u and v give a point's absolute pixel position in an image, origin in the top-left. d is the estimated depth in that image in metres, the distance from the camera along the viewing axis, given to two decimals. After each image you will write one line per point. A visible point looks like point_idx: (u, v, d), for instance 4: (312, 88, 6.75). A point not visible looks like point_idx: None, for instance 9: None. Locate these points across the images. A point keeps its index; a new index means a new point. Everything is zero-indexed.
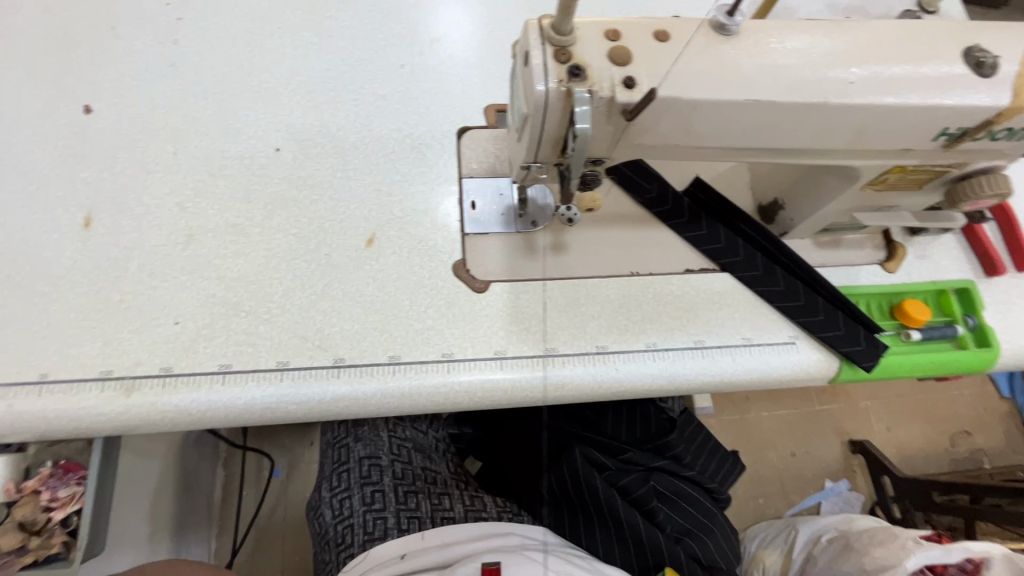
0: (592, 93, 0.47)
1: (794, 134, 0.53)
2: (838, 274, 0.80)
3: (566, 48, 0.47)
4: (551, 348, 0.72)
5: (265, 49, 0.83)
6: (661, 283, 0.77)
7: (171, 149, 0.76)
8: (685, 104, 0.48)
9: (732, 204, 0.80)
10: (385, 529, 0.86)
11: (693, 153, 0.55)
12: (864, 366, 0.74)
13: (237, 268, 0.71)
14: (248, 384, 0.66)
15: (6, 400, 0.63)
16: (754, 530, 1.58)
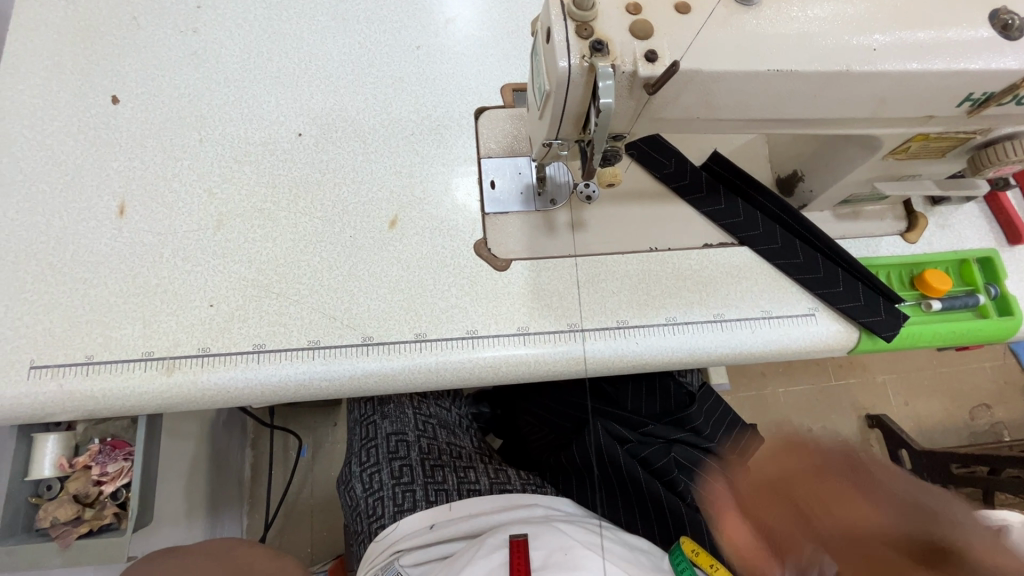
0: (615, 68, 0.47)
1: (815, 103, 0.53)
2: (858, 245, 0.80)
3: (588, 23, 0.48)
4: (573, 323, 0.73)
5: (282, 34, 0.84)
6: (680, 258, 0.78)
7: (197, 136, 0.78)
8: (706, 77, 0.48)
9: (751, 178, 0.80)
10: (414, 501, 0.89)
11: (714, 126, 0.56)
12: (884, 335, 0.74)
13: (267, 251, 0.73)
14: (282, 362, 0.69)
15: (56, 380, 0.66)
16: None
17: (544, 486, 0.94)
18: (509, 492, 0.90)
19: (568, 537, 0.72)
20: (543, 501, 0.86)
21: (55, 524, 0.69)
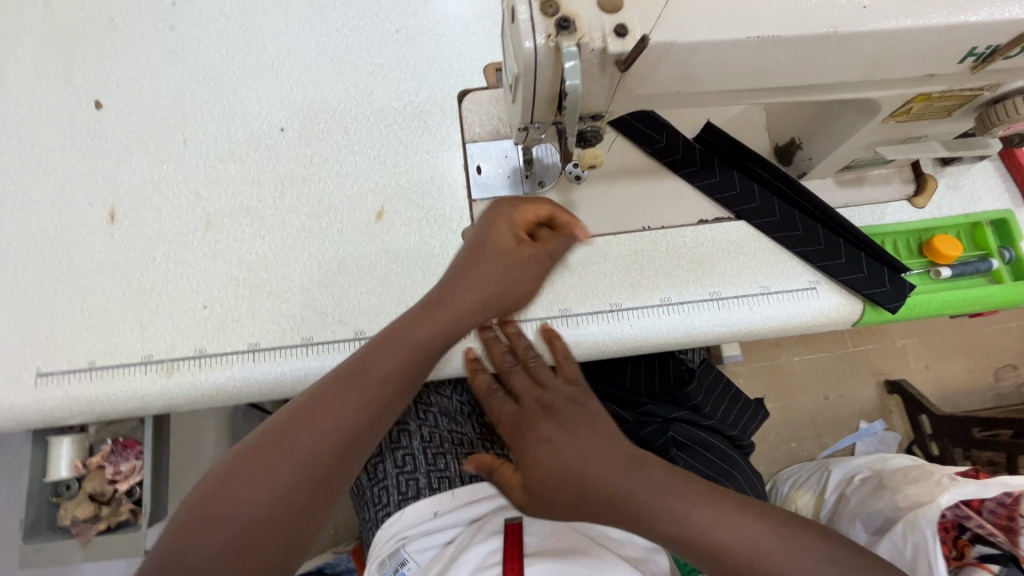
0: (582, 46, 0.45)
1: (803, 71, 0.50)
2: (863, 213, 0.77)
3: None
4: (564, 308, 0.73)
5: (258, 27, 0.82)
6: (674, 236, 0.76)
7: (181, 137, 0.77)
8: (682, 49, 0.46)
9: (746, 149, 0.77)
10: (417, 489, 0.94)
11: (695, 101, 0.53)
12: (888, 307, 0.72)
13: (256, 250, 0.73)
14: (277, 359, 0.70)
15: (62, 387, 0.68)
16: (786, 474, 1.62)
17: None
18: None
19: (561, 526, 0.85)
20: None
21: (76, 521, 0.73)
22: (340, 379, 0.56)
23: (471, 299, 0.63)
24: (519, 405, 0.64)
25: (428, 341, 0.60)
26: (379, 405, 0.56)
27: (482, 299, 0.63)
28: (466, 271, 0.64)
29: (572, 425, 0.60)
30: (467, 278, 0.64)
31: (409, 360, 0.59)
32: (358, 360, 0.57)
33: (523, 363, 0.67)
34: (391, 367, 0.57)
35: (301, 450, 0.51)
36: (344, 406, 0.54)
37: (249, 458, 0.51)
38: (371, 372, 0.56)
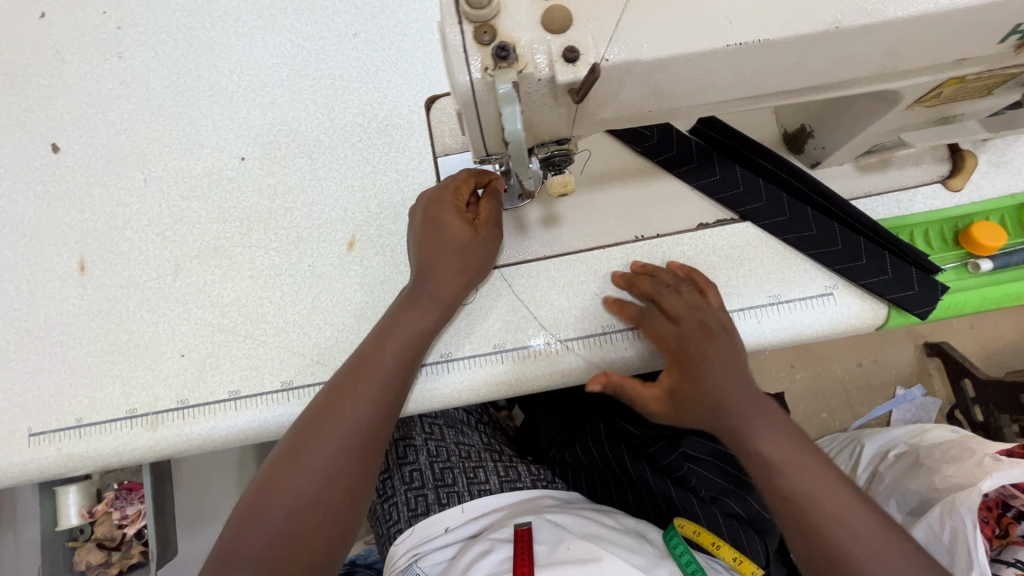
0: (526, 78, 0.38)
1: (802, 74, 0.42)
2: (888, 202, 0.68)
3: (489, 23, 0.38)
4: (552, 334, 0.67)
5: (209, 45, 0.76)
6: (670, 246, 0.69)
7: (142, 176, 0.74)
8: (646, 66, 0.38)
9: (749, 140, 0.69)
10: (427, 505, 0.90)
11: (675, 115, 0.45)
12: (916, 313, 0.64)
13: (227, 292, 0.70)
14: (259, 406, 0.68)
15: (53, 445, 0.68)
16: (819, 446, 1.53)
17: (553, 483, 0.93)
18: (518, 491, 0.91)
19: (568, 531, 0.79)
20: (551, 497, 0.89)
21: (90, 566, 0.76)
22: (335, 397, 0.62)
23: (427, 320, 0.65)
24: (679, 327, 0.60)
25: (401, 361, 0.64)
26: (370, 419, 0.62)
27: (442, 311, 0.65)
28: (427, 281, 0.65)
29: (728, 353, 0.59)
30: (428, 290, 0.64)
31: (392, 378, 0.63)
32: (343, 381, 0.63)
33: (675, 289, 0.63)
34: (375, 385, 0.63)
35: (328, 449, 0.61)
36: (343, 418, 0.62)
37: (288, 455, 0.61)
38: (358, 391, 0.62)
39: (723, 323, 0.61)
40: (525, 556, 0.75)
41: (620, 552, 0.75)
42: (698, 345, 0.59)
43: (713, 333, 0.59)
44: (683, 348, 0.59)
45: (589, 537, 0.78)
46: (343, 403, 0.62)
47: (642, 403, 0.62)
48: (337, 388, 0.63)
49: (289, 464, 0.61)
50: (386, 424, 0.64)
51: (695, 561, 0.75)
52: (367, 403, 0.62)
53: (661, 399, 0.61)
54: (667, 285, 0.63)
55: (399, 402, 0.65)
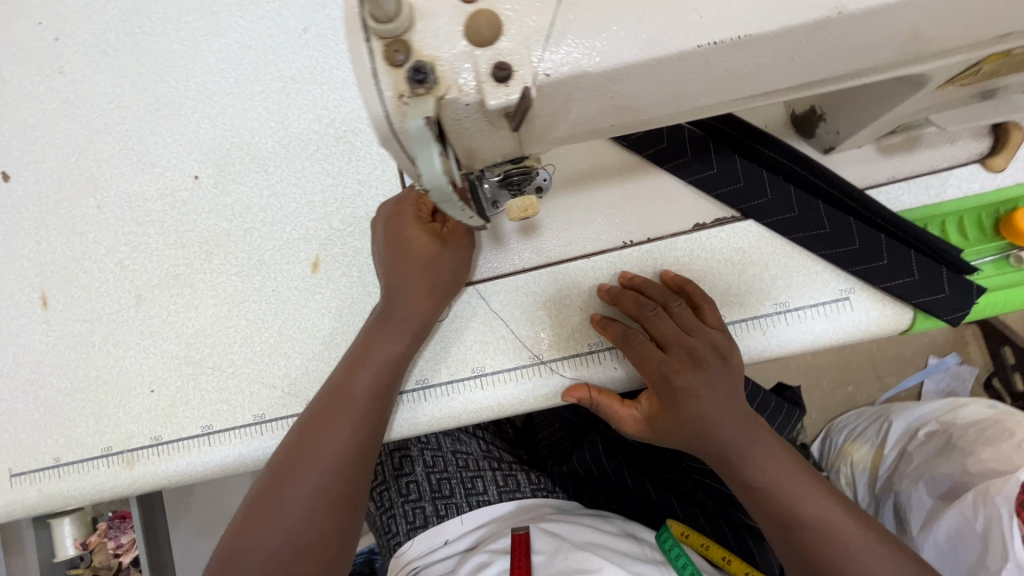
0: (450, 106, 0.31)
1: (799, 72, 0.34)
2: (914, 187, 0.59)
3: (402, 39, 0.31)
4: (535, 355, 0.62)
5: (150, 52, 0.70)
6: (662, 251, 0.61)
7: (95, 201, 0.69)
8: (600, 79, 0.31)
9: (750, 125, 0.60)
10: (425, 517, 0.88)
11: (645, 125, 0.38)
12: (945, 318, 0.56)
13: (192, 323, 0.67)
14: (233, 441, 0.65)
15: (36, 485, 0.67)
16: (841, 421, 1.34)
17: (554, 491, 0.90)
18: (519, 501, 0.88)
19: (565, 540, 0.76)
20: (553, 506, 0.86)
21: None
22: (306, 435, 0.57)
23: (399, 345, 0.58)
24: (665, 354, 0.55)
25: (375, 391, 0.57)
26: (350, 454, 0.57)
27: (418, 332, 0.58)
28: (394, 303, 0.58)
29: (719, 382, 0.54)
30: (399, 312, 0.58)
31: (369, 409, 0.57)
32: (315, 416, 0.57)
33: (662, 309, 0.57)
34: (352, 418, 0.57)
35: (304, 491, 0.56)
36: (319, 457, 0.56)
37: (262, 499, 0.56)
38: (333, 425, 0.57)
39: (717, 348, 0.55)
40: (523, 562, 0.73)
41: (621, 561, 0.71)
42: (683, 377, 0.54)
43: (702, 363, 0.55)
44: (670, 379, 0.54)
45: (587, 544, 0.74)
46: (318, 440, 0.56)
47: (617, 422, 0.59)
48: (310, 422, 0.57)
49: (264, 509, 0.56)
50: (368, 456, 0.59)
51: (690, 562, 0.71)
52: (345, 438, 0.57)
53: (638, 423, 0.58)
54: (655, 305, 0.57)
55: (379, 432, 0.59)
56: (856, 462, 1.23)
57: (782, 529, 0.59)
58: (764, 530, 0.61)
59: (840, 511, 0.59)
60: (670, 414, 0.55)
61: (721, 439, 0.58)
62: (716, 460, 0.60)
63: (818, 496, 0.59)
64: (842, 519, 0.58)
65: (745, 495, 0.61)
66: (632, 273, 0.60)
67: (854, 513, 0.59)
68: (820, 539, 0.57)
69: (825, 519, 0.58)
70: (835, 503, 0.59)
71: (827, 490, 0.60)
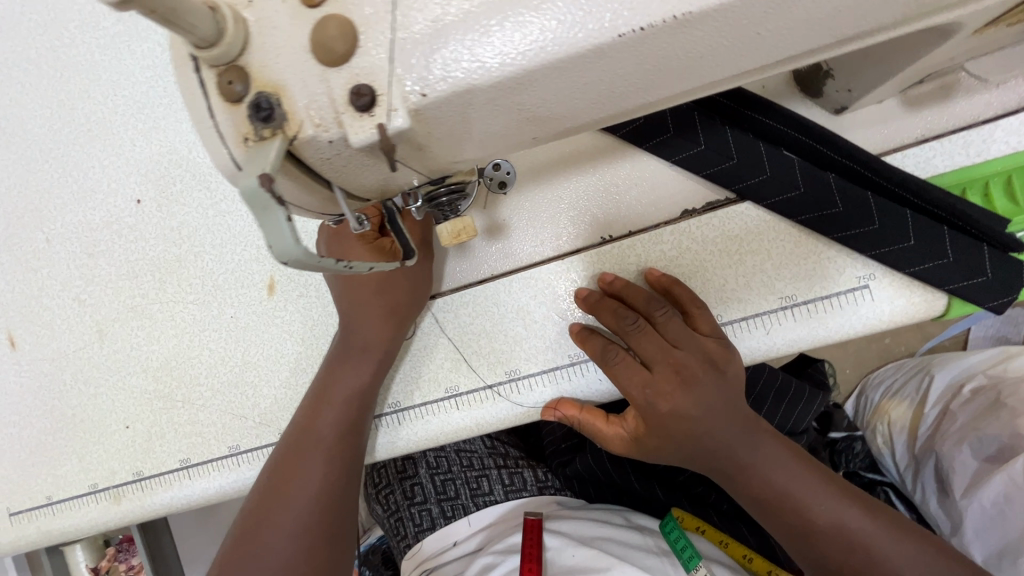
0: (310, 146, 0.25)
1: (772, 51, 0.26)
2: (949, 147, 0.48)
3: (239, 65, 0.24)
4: (511, 370, 0.56)
5: (73, 66, 0.64)
6: (646, 245, 0.54)
7: (43, 235, 0.66)
8: (496, 93, 0.24)
9: (742, 89, 0.50)
10: (432, 519, 0.86)
11: (583, 128, 0.31)
12: (985, 305, 0.48)
13: (156, 356, 0.64)
14: (211, 473, 0.63)
15: (34, 523, 0.67)
16: (879, 376, 1.19)
17: (563, 490, 0.85)
18: (526, 500, 0.84)
19: (574, 535, 0.72)
20: (558, 502, 0.82)
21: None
22: (276, 478, 0.52)
23: (364, 374, 0.52)
24: (649, 373, 0.49)
25: (344, 425, 0.52)
26: (326, 494, 0.53)
27: (381, 360, 0.52)
28: (352, 330, 0.52)
29: (710, 399, 0.48)
30: (357, 340, 0.52)
31: (338, 445, 0.53)
32: (282, 458, 0.53)
33: (644, 323, 0.50)
34: (321, 457, 0.52)
35: (282, 538, 0.51)
36: (291, 501, 0.52)
37: (237, 552, 0.52)
38: (303, 465, 0.52)
39: (710, 361, 0.49)
40: (534, 552, 0.70)
41: (631, 558, 0.68)
42: (669, 401, 0.48)
43: (692, 380, 0.48)
44: (655, 403, 0.48)
45: (595, 539, 0.71)
46: (288, 484, 0.52)
47: (601, 440, 0.54)
48: (277, 466, 0.53)
49: (242, 562, 0.52)
50: (347, 492, 0.54)
51: (690, 545, 0.68)
52: (317, 479, 0.52)
53: (625, 442, 0.52)
54: (635, 319, 0.50)
55: (355, 466, 0.54)
56: (893, 422, 1.08)
57: (806, 542, 0.52)
58: (778, 540, 0.54)
59: (855, 510, 0.52)
60: (661, 434, 0.49)
61: (726, 452, 0.51)
62: (715, 473, 0.54)
63: (830, 497, 0.52)
64: (858, 520, 0.51)
65: (749, 506, 0.54)
66: (613, 275, 0.52)
67: (871, 510, 0.52)
68: (836, 546, 0.51)
69: (839, 523, 0.51)
70: (849, 502, 0.52)
71: (838, 486, 0.53)
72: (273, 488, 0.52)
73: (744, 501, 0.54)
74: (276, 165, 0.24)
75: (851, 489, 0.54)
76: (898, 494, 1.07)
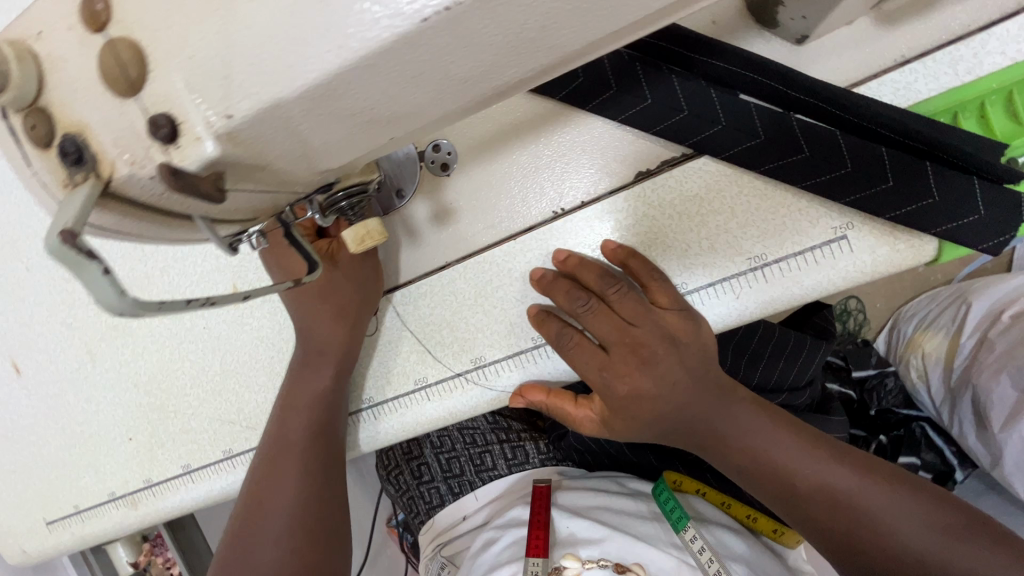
0: (126, 185, 0.23)
1: (636, 4, 0.21)
2: (933, 67, 0.42)
3: (38, 106, 0.22)
4: (477, 359, 0.55)
5: None
6: (600, 217, 0.50)
7: (21, 264, 0.67)
8: (310, 104, 0.21)
9: (687, 30, 0.45)
10: (441, 496, 0.89)
11: (455, 114, 0.27)
12: (980, 246, 0.42)
13: (143, 371, 0.66)
14: (211, 476, 0.66)
15: (69, 529, 0.72)
16: (912, 308, 1.08)
17: (564, 460, 0.86)
18: (528, 472, 0.84)
19: (577, 505, 0.73)
20: (560, 473, 0.83)
21: None
22: (258, 487, 0.53)
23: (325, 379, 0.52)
24: (607, 355, 0.48)
25: (314, 427, 0.53)
26: (307, 496, 0.53)
27: (339, 363, 0.52)
28: (306, 337, 0.52)
29: (670, 375, 0.47)
30: (312, 345, 0.52)
31: (312, 448, 0.53)
32: (261, 467, 0.54)
33: (595, 303, 0.48)
34: (297, 461, 0.53)
35: (269, 545, 0.52)
36: (273, 507, 0.53)
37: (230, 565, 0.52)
38: (282, 471, 0.53)
39: (670, 336, 0.46)
40: (542, 519, 0.71)
41: (627, 526, 0.68)
42: (631, 382, 0.47)
43: (652, 358, 0.47)
44: (617, 386, 0.47)
45: (591, 509, 0.71)
46: (271, 491, 0.53)
47: (572, 421, 0.54)
48: (258, 476, 0.54)
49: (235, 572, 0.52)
50: (329, 491, 0.55)
51: (679, 507, 0.67)
52: (297, 483, 0.53)
53: (596, 425, 0.52)
54: (586, 301, 0.48)
55: (332, 466, 0.55)
56: (928, 355, 0.97)
57: (794, 507, 0.50)
58: (768, 508, 0.52)
59: (841, 468, 0.49)
60: (630, 415, 0.48)
61: (699, 425, 0.49)
62: (692, 447, 0.52)
63: (814, 458, 0.49)
64: (845, 478, 0.49)
65: (732, 475, 0.52)
66: (567, 253, 0.49)
67: (860, 466, 0.49)
68: (825, 509, 0.48)
69: (824, 484, 0.48)
70: (834, 461, 0.49)
71: (823, 445, 0.51)
72: (256, 497, 0.53)
73: (728, 472, 0.52)
74: (89, 215, 0.22)
75: (839, 447, 0.51)
76: (936, 429, 0.97)
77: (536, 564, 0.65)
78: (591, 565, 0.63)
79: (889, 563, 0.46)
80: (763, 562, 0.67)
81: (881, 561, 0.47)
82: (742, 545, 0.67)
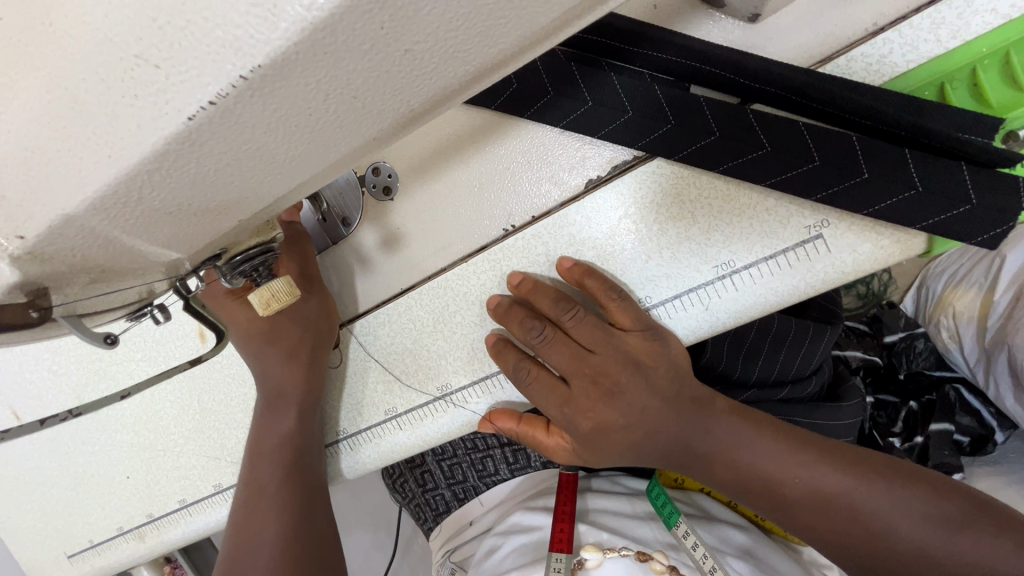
0: None
1: (470, 53, 0.18)
2: (906, 36, 0.36)
3: None
4: (443, 386, 0.53)
5: None
6: (552, 231, 0.46)
7: None
8: (112, 213, 0.18)
9: (616, 20, 0.40)
10: (446, 502, 0.90)
11: (315, 179, 0.24)
12: (976, 237, 0.37)
13: (131, 412, 0.67)
14: (207, 509, 0.67)
15: (87, 562, 0.74)
16: (940, 262, 0.92)
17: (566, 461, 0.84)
18: (530, 476, 0.83)
19: (597, 505, 0.70)
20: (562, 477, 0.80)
21: None
22: (240, 532, 0.53)
23: (290, 418, 0.53)
24: (568, 386, 0.47)
25: (286, 463, 0.53)
26: (288, 534, 0.52)
27: (301, 402, 0.53)
28: (266, 383, 0.53)
29: (632, 397, 0.45)
30: (273, 389, 0.52)
31: (287, 484, 0.53)
32: (242, 511, 0.53)
33: (548, 333, 0.46)
34: (274, 499, 0.53)
35: None
36: (255, 549, 0.52)
37: None
38: (260, 512, 0.53)
39: (631, 358, 0.45)
40: (568, 510, 0.66)
41: (627, 529, 0.65)
42: (594, 411, 0.46)
43: (616, 388, 0.45)
44: (582, 416, 0.46)
45: (596, 510, 0.70)
46: (251, 533, 0.52)
47: (547, 450, 0.52)
48: (239, 520, 0.53)
49: None
50: (312, 526, 0.54)
51: (669, 502, 0.64)
52: (276, 522, 0.52)
53: (568, 453, 0.51)
54: (539, 332, 0.46)
55: (312, 500, 0.54)
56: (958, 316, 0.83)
57: (785, 515, 0.46)
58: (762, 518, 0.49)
59: (833, 470, 0.45)
60: (598, 442, 0.47)
61: (675, 444, 0.46)
62: (674, 465, 0.49)
63: (801, 465, 0.45)
64: (837, 482, 0.45)
65: (718, 489, 0.49)
66: (520, 276, 0.46)
67: (853, 466, 0.45)
68: (819, 515, 0.45)
69: (813, 490, 0.45)
70: (825, 463, 0.45)
71: (813, 447, 0.46)
72: (239, 542, 0.52)
73: (716, 488, 0.49)
74: None
75: (831, 448, 0.47)
76: (971, 389, 0.83)
77: (560, 560, 0.60)
78: (613, 554, 0.61)
79: (891, 563, 0.43)
80: (771, 557, 0.63)
81: (883, 562, 0.43)
82: (749, 544, 0.64)
